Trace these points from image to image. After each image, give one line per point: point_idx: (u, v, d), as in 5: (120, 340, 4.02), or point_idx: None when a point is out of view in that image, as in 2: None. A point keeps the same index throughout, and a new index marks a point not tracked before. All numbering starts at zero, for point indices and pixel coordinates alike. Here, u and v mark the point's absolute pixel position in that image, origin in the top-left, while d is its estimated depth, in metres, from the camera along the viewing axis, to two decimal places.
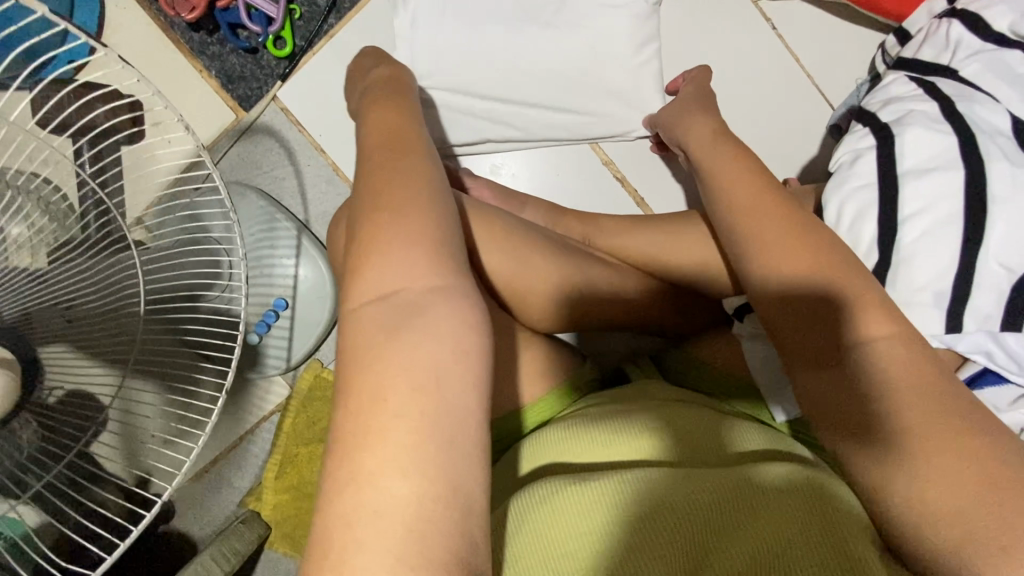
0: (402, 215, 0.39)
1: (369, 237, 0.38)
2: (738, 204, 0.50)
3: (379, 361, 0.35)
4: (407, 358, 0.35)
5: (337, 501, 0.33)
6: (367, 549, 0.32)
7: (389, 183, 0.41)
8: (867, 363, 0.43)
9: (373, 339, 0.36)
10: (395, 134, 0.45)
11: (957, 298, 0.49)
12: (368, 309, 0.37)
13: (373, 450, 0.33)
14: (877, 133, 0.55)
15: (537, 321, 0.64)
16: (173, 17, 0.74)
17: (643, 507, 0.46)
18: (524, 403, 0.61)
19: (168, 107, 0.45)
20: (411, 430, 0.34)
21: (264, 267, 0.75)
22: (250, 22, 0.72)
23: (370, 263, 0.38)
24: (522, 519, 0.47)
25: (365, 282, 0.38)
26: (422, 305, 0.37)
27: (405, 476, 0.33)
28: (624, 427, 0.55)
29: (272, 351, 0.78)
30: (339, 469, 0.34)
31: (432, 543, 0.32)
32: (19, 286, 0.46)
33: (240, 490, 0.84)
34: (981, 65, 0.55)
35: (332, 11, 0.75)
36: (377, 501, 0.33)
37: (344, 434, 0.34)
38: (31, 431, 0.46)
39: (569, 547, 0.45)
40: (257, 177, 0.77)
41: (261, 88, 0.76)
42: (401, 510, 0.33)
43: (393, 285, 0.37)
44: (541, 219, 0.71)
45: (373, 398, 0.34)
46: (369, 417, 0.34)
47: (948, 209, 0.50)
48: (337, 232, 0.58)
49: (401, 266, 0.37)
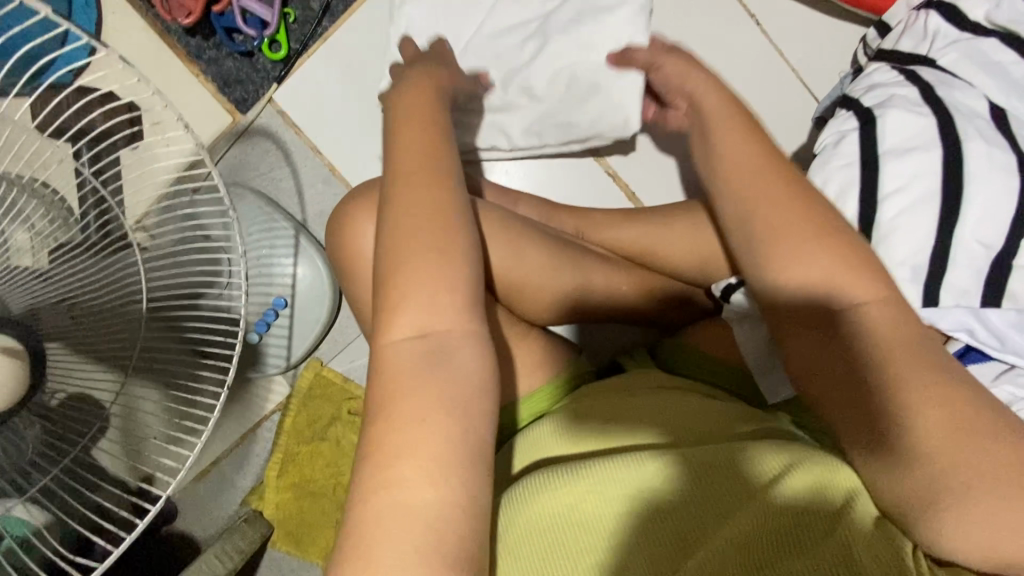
0: (425, 251, 0.44)
1: (410, 271, 0.44)
2: (740, 171, 0.50)
3: (416, 387, 0.42)
4: (437, 388, 0.42)
5: (369, 500, 0.40)
6: (396, 541, 0.38)
7: (421, 219, 0.45)
8: (852, 348, 0.44)
9: (410, 373, 0.42)
10: (420, 152, 0.48)
11: (932, 274, 0.50)
12: (403, 347, 0.43)
13: (411, 458, 0.40)
14: (861, 116, 0.56)
15: (532, 313, 0.65)
16: (170, 22, 0.76)
17: (636, 495, 0.48)
18: (520, 393, 0.62)
19: (167, 105, 0.46)
20: (438, 449, 0.40)
21: (263, 267, 0.76)
22: (245, 26, 0.74)
23: (401, 300, 0.44)
24: (519, 505, 0.49)
25: (398, 318, 0.44)
26: (450, 344, 0.43)
27: (432, 486, 0.39)
28: (617, 416, 0.56)
29: (272, 350, 0.79)
30: (370, 472, 0.41)
31: (446, 540, 0.39)
32: (23, 284, 0.48)
33: (242, 489, 0.85)
34: (958, 54, 0.57)
35: (326, 15, 0.77)
36: (401, 501, 0.39)
37: (375, 444, 0.41)
38: (35, 429, 0.47)
39: (569, 531, 0.47)
40: (254, 179, 0.79)
41: (257, 91, 0.78)
42: (422, 512, 0.39)
43: (430, 327, 0.43)
44: (534, 213, 0.72)
45: (405, 419, 0.41)
46: (403, 432, 0.41)
47: (926, 187, 0.51)
48: (334, 228, 0.59)
49: (435, 311, 0.44)
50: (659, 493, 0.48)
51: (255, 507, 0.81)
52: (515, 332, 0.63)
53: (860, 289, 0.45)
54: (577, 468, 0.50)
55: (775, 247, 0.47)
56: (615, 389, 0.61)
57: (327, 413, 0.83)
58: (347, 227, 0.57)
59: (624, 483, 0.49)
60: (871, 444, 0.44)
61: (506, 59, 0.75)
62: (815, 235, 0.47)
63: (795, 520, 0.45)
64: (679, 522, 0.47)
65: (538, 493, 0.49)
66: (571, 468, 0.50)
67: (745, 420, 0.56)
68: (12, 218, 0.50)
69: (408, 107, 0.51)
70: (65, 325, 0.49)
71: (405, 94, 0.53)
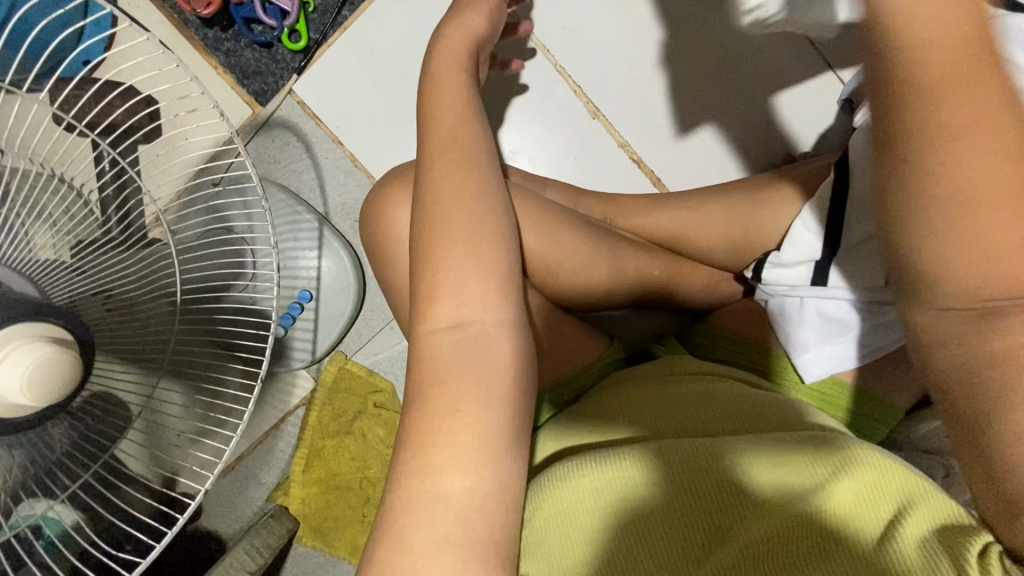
0: (468, 238, 0.45)
1: (447, 256, 0.44)
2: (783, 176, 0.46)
3: (455, 375, 0.41)
4: (472, 379, 0.41)
5: (403, 486, 0.39)
6: (427, 530, 0.37)
7: (455, 213, 0.45)
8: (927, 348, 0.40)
9: (445, 366, 0.42)
10: (452, 151, 0.49)
11: None
12: (442, 335, 0.43)
13: (439, 448, 0.39)
14: None
15: (566, 299, 0.65)
16: (187, 13, 0.75)
17: (632, 494, 0.46)
18: (556, 380, 0.62)
19: (204, 92, 0.45)
20: (471, 441, 0.40)
21: (287, 260, 0.76)
22: (265, 16, 0.72)
23: (443, 287, 0.43)
24: (538, 508, 0.47)
25: (436, 309, 0.43)
26: (483, 330, 0.43)
27: (464, 475, 0.39)
28: (619, 416, 0.56)
29: (297, 344, 0.78)
30: (407, 463, 0.40)
31: (481, 535, 0.38)
32: (60, 278, 0.47)
33: (268, 486, 0.85)
34: None
35: (347, 3, 0.76)
36: (438, 493, 0.38)
37: (412, 435, 0.40)
38: (62, 428, 0.46)
39: (575, 524, 0.45)
40: (276, 171, 0.78)
41: (277, 82, 0.77)
42: (460, 503, 0.38)
43: (465, 315, 0.43)
44: (562, 200, 0.71)
45: (446, 407, 0.40)
46: (448, 422, 0.40)
47: None
48: (367, 218, 0.59)
49: (472, 298, 0.43)
50: (673, 486, 0.45)
51: (281, 502, 0.81)
52: (549, 319, 0.62)
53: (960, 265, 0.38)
54: (596, 458, 0.48)
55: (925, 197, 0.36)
56: (644, 380, 0.60)
57: (353, 407, 0.83)
58: (381, 215, 0.57)
59: (638, 472, 0.46)
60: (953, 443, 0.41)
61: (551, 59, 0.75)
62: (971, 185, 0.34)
63: (820, 514, 0.42)
64: (689, 514, 0.44)
65: (556, 483, 0.48)
66: (574, 470, 0.48)
67: (796, 415, 0.53)
68: (32, 215, 0.49)
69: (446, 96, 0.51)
70: (101, 318, 0.49)
71: (448, 86, 0.53)
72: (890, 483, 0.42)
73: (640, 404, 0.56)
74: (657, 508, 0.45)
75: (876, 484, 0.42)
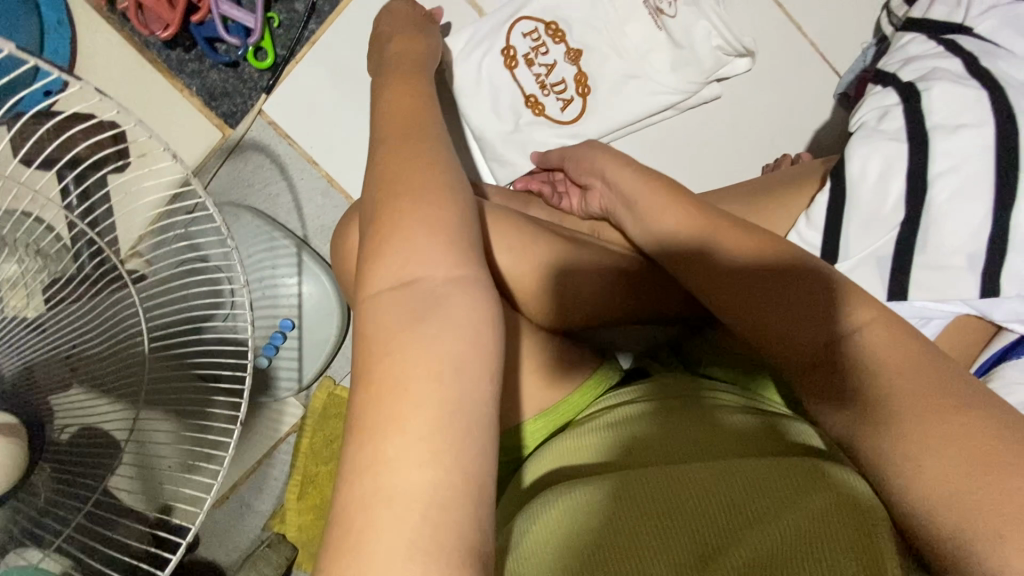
0: (424, 203, 0.40)
1: (401, 222, 0.39)
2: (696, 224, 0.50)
3: (410, 345, 0.36)
4: (429, 347, 0.36)
5: (356, 486, 0.33)
6: (391, 532, 0.32)
7: (407, 187, 0.41)
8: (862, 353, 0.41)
9: (390, 325, 0.37)
10: (415, 160, 0.43)
11: (991, 260, 0.48)
12: (385, 296, 0.38)
13: (397, 438, 0.34)
14: (902, 90, 0.52)
15: (552, 321, 0.62)
16: (147, 36, 0.71)
17: (618, 517, 0.44)
18: (547, 407, 0.60)
19: (152, 137, 0.42)
20: (432, 425, 0.34)
21: (265, 288, 0.73)
22: (228, 35, 0.68)
23: (393, 249, 0.39)
24: (522, 535, 0.46)
25: (384, 269, 0.38)
26: (432, 287, 0.38)
27: (424, 468, 0.33)
28: (608, 438, 0.54)
29: (282, 373, 0.76)
30: (360, 453, 0.34)
31: (447, 534, 0.32)
32: (18, 339, 0.44)
33: (263, 514, 0.83)
34: (997, 21, 0.53)
35: (312, 16, 0.72)
36: (395, 486, 0.33)
37: (363, 424, 0.34)
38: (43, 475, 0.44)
39: (556, 554, 0.43)
40: (250, 195, 0.75)
41: (246, 103, 0.73)
42: (417, 499, 0.33)
43: (412, 271, 0.38)
44: (546, 216, 0.68)
45: (396, 386, 0.35)
46: (407, 398, 0.34)
47: (979, 166, 0.48)
48: (343, 248, 0.56)
49: (425, 252, 0.38)
50: (645, 506, 0.44)
51: (278, 530, 0.80)
52: (535, 343, 0.59)
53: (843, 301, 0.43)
54: (567, 487, 0.48)
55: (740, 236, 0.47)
56: (635, 399, 0.59)
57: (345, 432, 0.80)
58: (354, 249, 0.54)
59: (614, 493, 0.46)
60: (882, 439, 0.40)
61: (521, 78, 0.73)
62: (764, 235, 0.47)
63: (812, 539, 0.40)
64: (666, 531, 0.43)
65: (534, 516, 0.47)
66: (557, 499, 0.47)
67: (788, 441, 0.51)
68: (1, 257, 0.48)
69: (405, 116, 0.48)
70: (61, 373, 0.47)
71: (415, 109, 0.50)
72: (860, 494, 0.42)
73: (633, 425, 0.55)
74: (643, 529, 0.43)
75: (850, 495, 0.42)
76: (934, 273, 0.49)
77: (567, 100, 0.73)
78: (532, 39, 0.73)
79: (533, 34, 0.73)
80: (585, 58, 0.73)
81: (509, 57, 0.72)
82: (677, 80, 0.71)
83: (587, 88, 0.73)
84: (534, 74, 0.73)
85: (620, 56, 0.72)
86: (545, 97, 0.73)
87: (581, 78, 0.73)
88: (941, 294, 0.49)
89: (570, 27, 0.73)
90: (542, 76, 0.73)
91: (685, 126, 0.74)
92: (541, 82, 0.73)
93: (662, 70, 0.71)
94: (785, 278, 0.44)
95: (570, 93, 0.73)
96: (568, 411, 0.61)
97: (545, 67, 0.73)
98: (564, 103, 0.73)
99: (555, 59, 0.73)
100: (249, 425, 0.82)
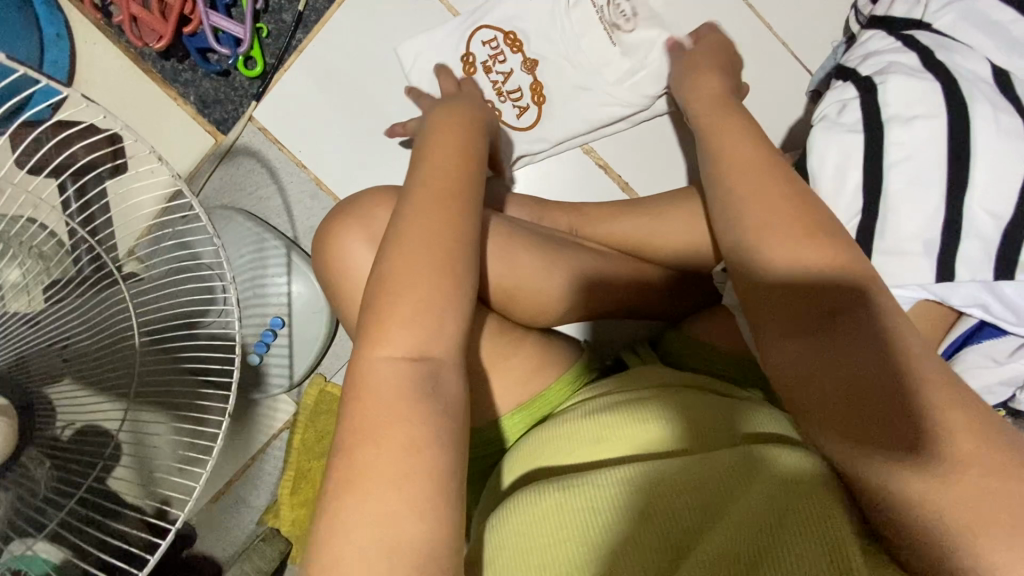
0: (425, 225, 0.43)
1: (409, 249, 0.43)
2: (745, 184, 0.47)
3: (404, 390, 0.39)
4: (424, 413, 0.39)
5: (345, 509, 0.36)
6: (377, 548, 0.35)
7: (423, 262, 0.42)
8: (895, 375, 0.40)
9: (387, 390, 0.39)
10: (431, 226, 0.44)
11: (946, 246, 0.49)
12: (387, 344, 0.41)
13: (392, 494, 0.36)
14: (860, 84, 0.54)
15: (530, 316, 0.64)
16: (142, 47, 0.74)
17: (597, 513, 0.45)
18: (524, 399, 0.61)
19: (138, 139, 0.45)
20: (418, 454, 0.38)
21: (257, 287, 0.76)
22: (218, 45, 0.72)
23: (402, 275, 0.42)
24: (508, 529, 0.47)
25: (393, 294, 0.41)
26: (440, 365, 0.41)
27: (408, 489, 0.37)
28: (589, 430, 0.55)
29: (273, 370, 0.78)
30: (349, 474, 0.37)
31: (424, 547, 0.36)
32: (17, 333, 0.47)
33: (257, 509, 0.85)
34: (955, 16, 0.55)
35: (299, 26, 0.75)
36: (383, 512, 0.36)
37: (352, 456, 0.38)
38: (45, 467, 0.46)
39: (546, 543, 0.45)
40: (242, 199, 0.78)
41: (237, 109, 0.77)
42: (399, 517, 0.36)
43: (424, 348, 0.41)
44: (525, 214, 0.71)
45: (388, 421, 0.38)
46: (395, 429, 0.38)
47: (933, 154, 0.50)
48: (322, 246, 0.59)
49: (421, 276, 0.42)
50: (622, 502, 0.45)
51: (272, 525, 0.81)
52: (512, 335, 0.61)
53: (878, 320, 0.42)
54: (550, 481, 0.49)
55: (788, 215, 0.45)
56: (616, 389, 0.60)
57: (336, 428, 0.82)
58: (334, 244, 0.57)
59: (603, 484, 0.47)
60: (852, 431, 0.40)
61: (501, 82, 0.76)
62: (831, 233, 0.44)
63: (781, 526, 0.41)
64: (642, 527, 0.44)
65: (518, 509, 0.48)
66: (540, 493, 0.48)
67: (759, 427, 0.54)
68: (6, 261, 0.52)
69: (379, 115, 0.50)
70: (57, 367, 0.49)
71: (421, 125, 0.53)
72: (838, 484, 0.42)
73: (618, 412, 0.55)
74: (621, 526, 0.44)
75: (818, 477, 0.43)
76: (893, 259, 0.50)
77: (523, 108, 0.76)
78: (490, 47, 0.75)
79: (492, 43, 0.75)
80: (539, 68, 0.75)
81: (467, 63, 0.75)
82: (632, 93, 0.73)
83: (542, 96, 0.76)
84: (491, 81, 0.76)
85: (598, 58, 0.74)
86: (501, 103, 0.76)
87: (536, 87, 0.76)
88: (901, 279, 0.50)
89: (527, 37, 0.75)
90: (498, 83, 0.76)
91: (661, 127, 0.76)
92: (499, 89, 0.76)
93: (615, 84, 0.74)
94: (831, 292, 0.43)
95: (526, 101, 0.76)
96: (541, 407, 0.62)
97: (502, 75, 0.76)
98: (520, 111, 0.76)
99: (512, 68, 0.76)
100: (244, 422, 0.84)
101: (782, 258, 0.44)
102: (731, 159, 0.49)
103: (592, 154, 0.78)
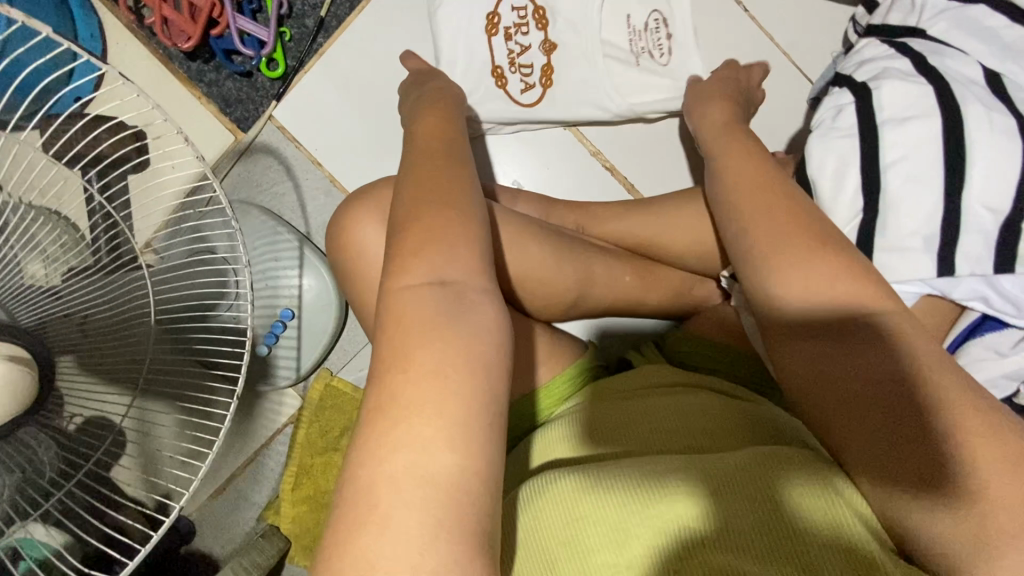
0: (439, 192, 0.43)
1: (421, 212, 0.42)
2: (746, 190, 0.50)
3: (423, 342, 0.37)
4: (460, 357, 0.37)
5: (367, 467, 0.34)
6: (408, 511, 0.33)
7: (443, 223, 0.41)
8: (916, 384, 0.41)
9: (416, 342, 0.37)
10: (423, 186, 0.44)
11: (946, 241, 0.51)
12: (410, 292, 0.39)
13: (435, 466, 0.34)
14: (855, 91, 0.56)
15: (539, 307, 0.65)
16: (171, 49, 0.79)
17: (617, 498, 0.46)
18: (531, 390, 0.61)
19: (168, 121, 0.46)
20: (449, 415, 0.35)
21: (269, 278, 0.77)
22: (243, 47, 0.76)
23: (419, 237, 0.41)
24: (531, 511, 0.47)
25: (407, 260, 0.40)
26: (464, 286, 0.40)
27: (432, 450, 0.34)
28: (603, 426, 0.56)
29: (282, 362, 0.79)
30: (370, 435, 0.35)
31: (454, 510, 0.34)
32: (32, 302, 0.49)
33: (258, 505, 0.85)
34: (948, 23, 0.57)
35: (320, 31, 0.79)
36: (410, 471, 0.34)
37: (374, 414, 0.36)
38: (50, 451, 0.48)
39: (565, 526, 0.45)
40: (258, 195, 0.80)
41: (257, 110, 0.80)
42: (429, 479, 0.34)
43: (446, 268, 0.40)
44: (533, 210, 0.73)
45: (412, 377, 0.36)
46: (413, 387, 0.36)
47: (928, 154, 0.52)
48: (335, 233, 0.60)
49: (435, 238, 0.41)
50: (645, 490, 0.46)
51: (272, 522, 0.80)
52: (520, 325, 0.62)
53: (886, 324, 0.43)
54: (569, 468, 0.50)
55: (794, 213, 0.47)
56: (622, 389, 0.61)
57: (342, 424, 0.82)
58: (348, 231, 0.59)
59: (638, 473, 0.47)
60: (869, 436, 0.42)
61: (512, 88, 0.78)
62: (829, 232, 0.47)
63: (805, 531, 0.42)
64: (662, 516, 0.44)
65: (539, 493, 0.48)
66: (565, 479, 0.48)
67: (770, 427, 0.55)
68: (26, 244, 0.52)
69: (416, 132, 0.52)
70: (73, 340, 0.50)
71: (436, 117, 0.55)
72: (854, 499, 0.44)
73: (627, 419, 0.56)
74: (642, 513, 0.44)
75: (859, 516, 0.42)
76: (896, 256, 0.52)
77: (529, 84, 0.77)
78: (518, 14, 0.77)
79: (522, 11, 0.77)
80: (557, 52, 0.77)
81: (491, 22, 0.77)
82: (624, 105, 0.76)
83: (551, 79, 0.77)
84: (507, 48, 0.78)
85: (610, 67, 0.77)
86: (510, 73, 0.77)
87: (548, 70, 0.77)
88: (903, 275, 0.51)
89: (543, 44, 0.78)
90: (514, 53, 0.77)
91: (666, 134, 0.79)
92: (512, 58, 0.77)
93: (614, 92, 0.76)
94: (846, 292, 0.44)
95: (534, 78, 0.77)
96: (541, 409, 0.61)
97: (519, 46, 0.77)
98: (525, 86, 0.77)
99: (531, 43, 0.77)
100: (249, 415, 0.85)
101: (795, 268, 0.45)
102: (728, 179, 0.52)
103: (600, 160, 0.80)
